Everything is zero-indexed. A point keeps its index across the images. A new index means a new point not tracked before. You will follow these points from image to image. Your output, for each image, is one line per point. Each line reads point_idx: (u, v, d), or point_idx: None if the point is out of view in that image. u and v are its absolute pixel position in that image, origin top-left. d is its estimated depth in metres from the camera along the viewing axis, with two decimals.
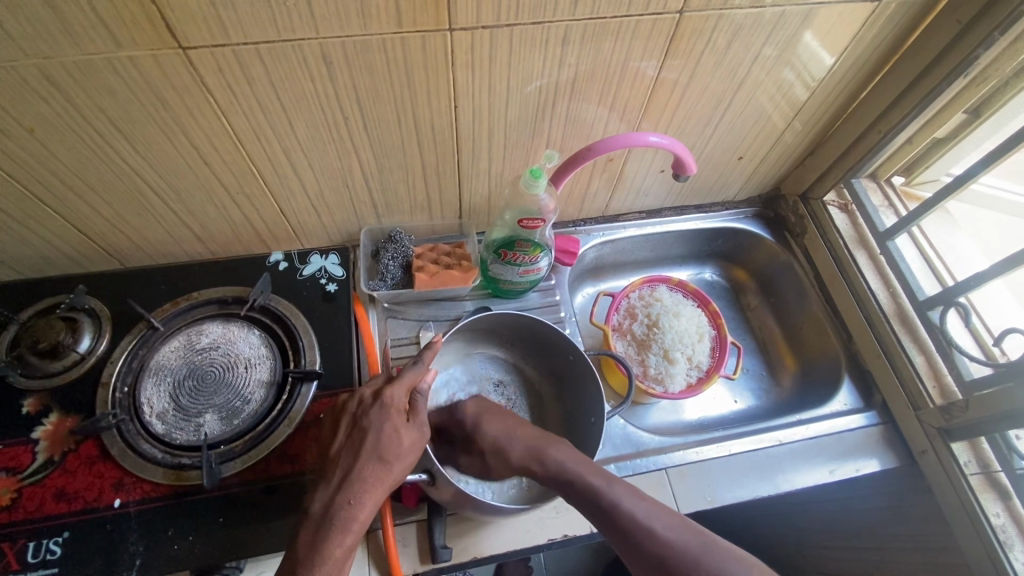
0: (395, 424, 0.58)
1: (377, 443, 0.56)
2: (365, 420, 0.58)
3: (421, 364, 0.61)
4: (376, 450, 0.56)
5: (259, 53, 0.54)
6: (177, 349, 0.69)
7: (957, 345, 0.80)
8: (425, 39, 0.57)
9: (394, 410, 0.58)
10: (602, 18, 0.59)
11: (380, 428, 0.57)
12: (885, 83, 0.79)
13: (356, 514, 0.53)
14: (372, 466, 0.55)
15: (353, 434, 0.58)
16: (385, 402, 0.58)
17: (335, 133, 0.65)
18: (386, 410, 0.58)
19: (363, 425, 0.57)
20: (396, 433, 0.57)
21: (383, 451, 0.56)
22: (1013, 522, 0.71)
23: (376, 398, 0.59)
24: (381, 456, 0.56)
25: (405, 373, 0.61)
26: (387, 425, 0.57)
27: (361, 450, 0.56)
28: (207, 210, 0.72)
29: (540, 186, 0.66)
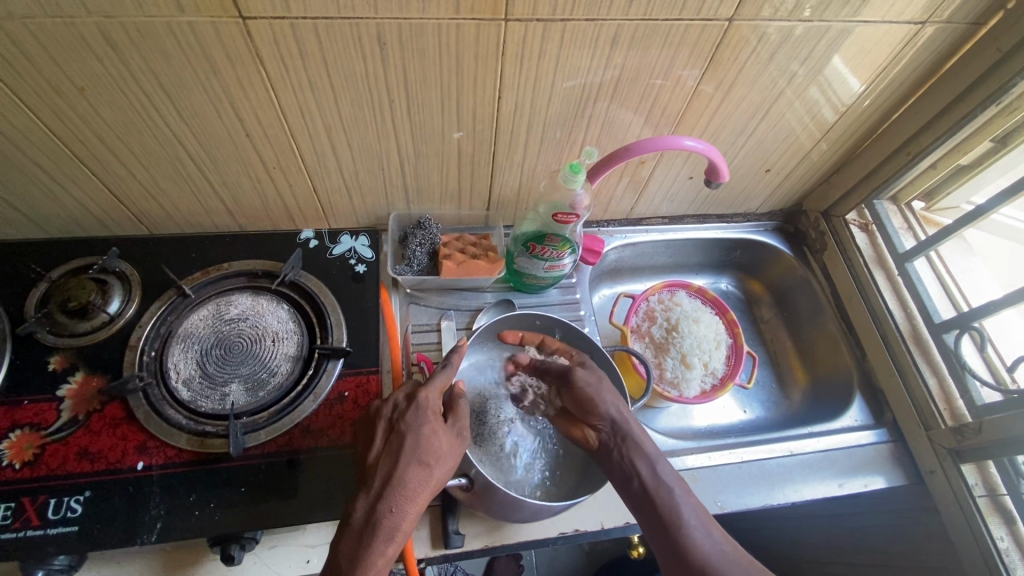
0: (433, 426, 0.57)
1: (417, 446, 0.54)
2: (402, 423, 0.56)
3: (450, 367, 0.62)
4: (416, 453, 0.54)
5: (317, 28, 0.55)
6: (205, 318, 0.69)
7: (970, 369, 0.81)
8: (479, 27, 0.57)
9: (431, 414, 0.57)
10: (654, 20, 0.60)
11: (419, 430, 0.55)
12: (918, 107, 0.80)
13: (399, 523, 0.51)
14: (413, 470, 0.54)
15: (390, 439, 0.55)
16: (421, 404, 0.57)
17: (378, 114, 0.66)
18: (422, 413, 0.57)
19: (402, 430, 0.55)
20: (436, 436, 0.56)
21: (424, 454, 0.54)
22: (1016, 545, 0.72)
23: (411, 401, 0.58)
24: (421, 459, 0.54)
25: (436, 376, 0.60)
26: (426, 427, 0.56)
27: (403, 454, 0.54)
28: (243, 182, 0.72)
29: (578, 181, 0.67)
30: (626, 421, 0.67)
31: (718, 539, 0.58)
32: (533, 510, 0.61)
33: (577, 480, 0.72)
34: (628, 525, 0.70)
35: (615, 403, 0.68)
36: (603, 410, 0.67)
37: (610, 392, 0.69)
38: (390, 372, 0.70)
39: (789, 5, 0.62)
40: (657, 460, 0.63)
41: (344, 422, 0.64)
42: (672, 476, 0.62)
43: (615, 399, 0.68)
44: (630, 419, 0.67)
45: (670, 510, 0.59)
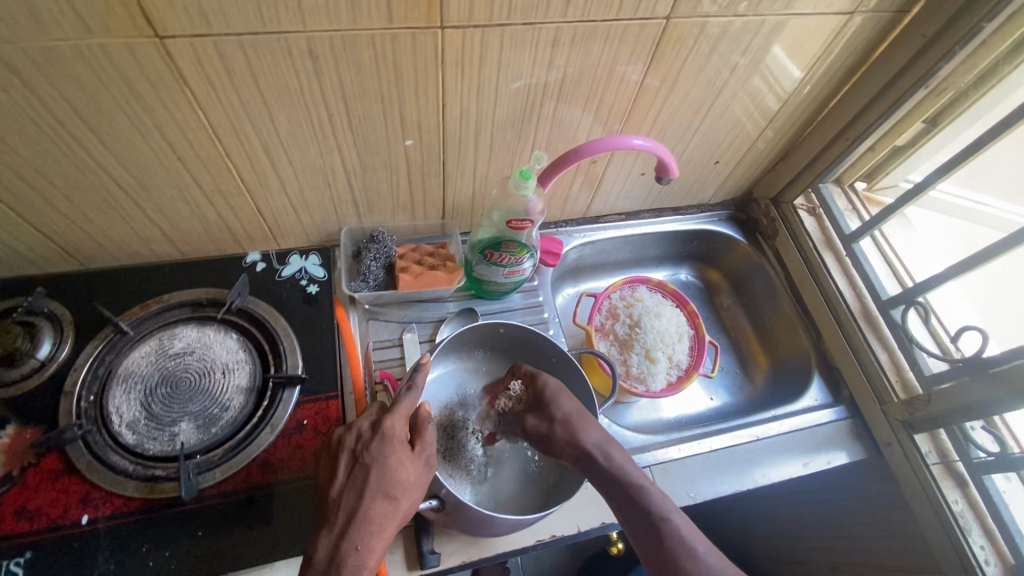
0: (400, 456, 0.54)
1: (383, 479, 0.52)
2: (367, 455, 0.54)
3: (416, 389, 0.58)
4: (383, 486, 0.52)
5: (242, 45, 0.52)
6: (148, 355, 0.65)
7: (917, 342, 0.85)
8: (415, 36, 0.56)
9: (398, 443, 0.55)
10: (592, 21, 0.60)
11: (385, 462, 0.53)
12: (853, 93, 0.83)
13: (365, 560, 0.49)
14: (379, 504, 0.52)
15: (354, 472, 0.53)
16: (387, 434, 0.55)
17: (318, 129, 0.63)
18: (387, 443, 0.54)
19: (366, 462, 0.53)
20: (403, 466, 0.54)
21: (390, 486, 0.52)
22: (969, 506, 0.77)
23: (376, 430, 0.55)
24: (388, 492, 0.52)
25: (401, 401, 0.57)
26: (392, 458, 0.54)
27: (368, 489, 0.52)
28: (178, 207, 0.68)
29: (528, 187, 0.66)
30: (595, 451, 0.63)
31: (699, 561, 0.56)
32: (506, 524, 0.60)
33: (552, 486, 0.71)
34: (606, 524, 0.70)
35: (584, 434, 0.65)
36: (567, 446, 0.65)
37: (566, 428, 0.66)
38: (353, 392, 0.67)
39: (723, 2, 0.63)
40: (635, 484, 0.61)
41: (305, 452, 0.62)
42: (653, 499, 0.59)
43: (570, 435, 0.65)
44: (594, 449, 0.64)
45: (653, 539, 0.57)
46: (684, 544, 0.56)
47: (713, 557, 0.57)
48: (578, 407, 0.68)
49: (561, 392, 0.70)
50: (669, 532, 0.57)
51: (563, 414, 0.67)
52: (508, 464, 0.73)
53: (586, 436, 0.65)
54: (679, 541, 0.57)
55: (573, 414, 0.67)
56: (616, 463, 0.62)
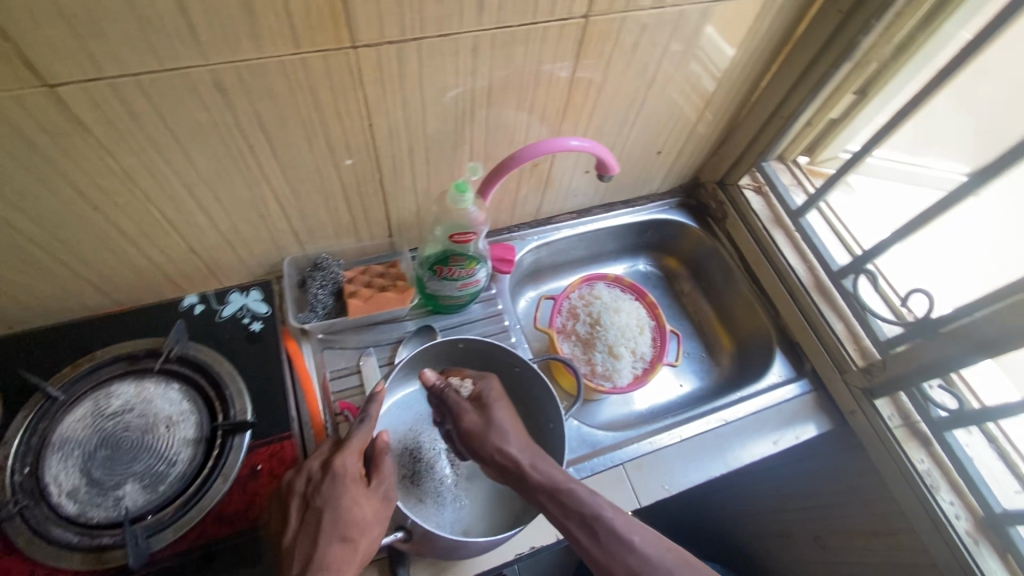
0: (354, 495, 0.53)
1: (337, 521, 0.51)
2: (319, 498, 0.52)
3: (369, 421, 0.56)
4: (338, 529, 0.51)
5: (141, 85, 0.49)
6: (83, 418, 0.62)
7: (870, 309, 0.87)
8: (327, 58, 0.54)
9: (351, 481, 0.53)
10: (509, 26, 0.59)
11: (339, 503, 0.52)
12: (782, 72, 0.84)
13: None
14: (335, 548, 0.50)
15: (307, 517, 0.51)
16: (338, 473, 0.53)
17: (241, 162, 0.61)
18: (340, 483, 0.53)
19: (318, 506, 0.51)
20: (358, 505, 0.52)
21: (345, 528, 0.51)
22: (934, 464, 0.79)
23: (326, 471, 0.53)
24: (344, 534, 0.51)
25: (354, 436, 0.56)
26: (346, 498, 0.52)
27: (323, 534, 0.50)
28: (103, 257, 0.65)
29: (466, 200, 0.65)
30: (521, 459, 0.62)
31: (640, 553, 0.54)
32: (476, 547, 0.59)
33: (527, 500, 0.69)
34: None
35: (512, 442, 0.64)
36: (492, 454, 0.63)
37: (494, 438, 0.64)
38: (309, 423, 0.68)
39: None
40: (561, 488, 0.59)
41: (262, 497, 0.60)
42: (582, 499, 0.57)
43: (499, 443, 0.64)
44: (520, 458, 0.62)
45: (587, 537, 0.55)
46: (619, 538, 0.55)
47: (657, 546, 0.55)
48: (513, 421, 0.66)
49: (501, 401, 0.68)
50: (603, 529, 0.55)
51: (498, 423, 0.65)
52: (480, 483, 0.71)
53: (517, 443, 0.63)
54: (614, 532, 0.55)
55: (506, 423, 0.66)
56: (541, 470, 0.61)
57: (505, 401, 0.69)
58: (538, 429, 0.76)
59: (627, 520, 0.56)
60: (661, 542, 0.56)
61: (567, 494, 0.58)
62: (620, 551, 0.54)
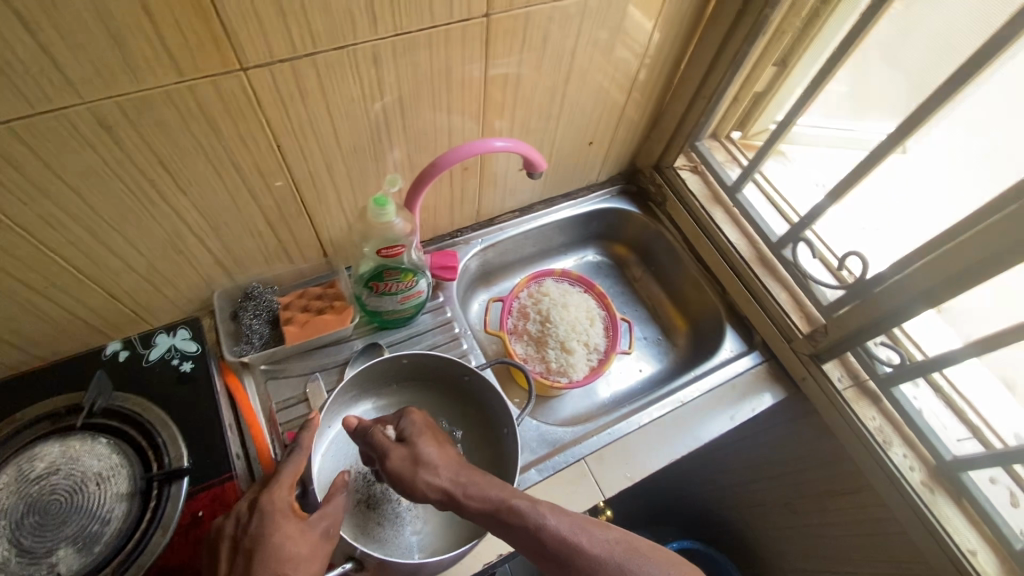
0: (285, 530, 0.53)
1: (267, 560, 0.51)
2: (247, 538, 0.52)
3: (298, 453, 0.58)
4: (268, 567, 0.51)
5: (14, 132, 0.46)
6: (4, 487, 0.58)
7: (810, 276, 0.88)
8: (217, 83, 0.51)
9: (281, 516, 0.54)
10: (408, 33, 0.58)
11: (267, 541, 0.52)
12: (699, 51, 0.84)
13: None
14: None
15: (237, 560, 0.51)
16: (265, 511, 0.54)
17: (144, 200, 0.58)
18: (268, 521, 0.53)
19: (246, 546, 0.52)
20: (289, 540, 0.53)
21: (276, 565, 0.51)
22: (885, 421, 0.81)
23: (253, 510, 0.54)
24: (274, 573, 0.51)
25: (284, 471, 0.57)
26: (276, 535, 0.52)
27: (253, 573, 0.50)
28: (11, 314, 0.61)
29: (389, 213, 0.64)
30: (454, 489, 0.57)
31: (589, 554, 0.51)
32: (437, 563, 0.58)
33: None
34: None
35: (443, 474, 0.58)
36: (426, 490, 0.58)
37: (423, 473, 0.58)
38: (257, 458, 0.66)
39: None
40: (500, 508, 0.55)
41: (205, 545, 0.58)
42: (521, 512, 0.53)
43: (430, 478, 0.58)
44: (453, 488, 0.57)
45: (536, 549, 0.52)
46: (567, 545, 0.51)
47: (606, 541, 0.52)
48: (441, 450, 0.61)
49: (427, 432, 0.63)
50: (548, 540, 0.52)
51: (425, 457, 0.60)
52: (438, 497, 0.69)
53: (448, 473, 0.59)
54: (558, 538, 0.52)
55: (435, 454, 0.60)
56: (477, 494, 0.57)
57: (431, 430, 0.63)
58: (494, 434, 0.75)
59: (571, 520, 0.53)
60: (611, 533, 0.53)
61: (507, 510, 0.54)
62: (568, 558, 0.51)
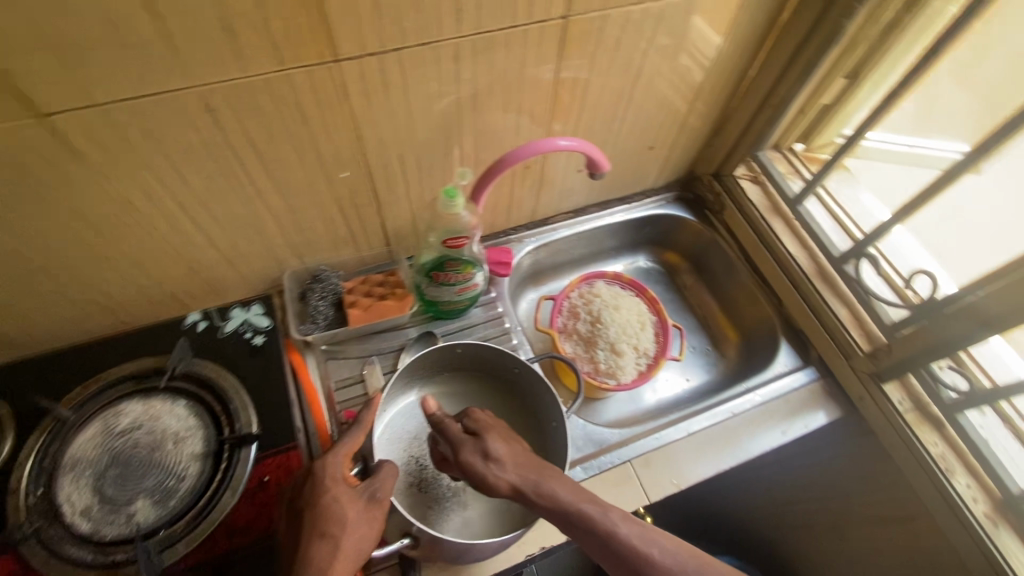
0: (335, 493, 0.56)
1: (317, 518, 0.54)
2: (302, 498, 0.56)
3: (357, 428, 0.61)
4: (317, 525, 0.54)
5: (131, 109, 0.51)
6: (94, 438, 0.63)
7: (874, 294, 0.85)
8: (311, 73, 0.55)
9: (334, 481, 0.57)
10: (489, 32, 0.60)
11: (318, 502, 0.55)
12: (770, 60, 0.84)
13: None
14: (316, 544, 0.53)
15: (294, 518, 0.56)
16: (317, 475, 0.57)
17: (234, 180, 0.62)
18: (320, 483, 0.56)
19: (300, 505, 0.55)
20: (337, 502, 0.55)
21: (324, 524, 0.54)
22: (949, 448, 0.77)
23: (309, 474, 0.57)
24: (322, 531, 0.54)
25: (341, 442, 0.60)
26: (326, 497, 0.55)
27: (304, 529, 0.54)
28: (107, 279, 0.66)
29: (457, 205, 0.66)
30: (525, 488, 0.58)
31: (659, 565, 0.53)
32: (486, 547, 0.59)
33: None
34: None
35: (513, 471, 0.59)
36: (498, 487, 0.58)
37: (492, 469, 0.59)
38: (316, 434, 0.68)
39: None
40: (570, 512, 0.55)
41: (268, 506, 0.61)
42: (594, 521, 0.55)
43: (501, 476, 0.58)
44: (524, 486, 0.58)
45: (607, 556, 0.54)
46: (639, 555, 0.53)
47: (674, 552, 0.54)
48: (509, 446, 0.61)
49: (494, 427, 0.63)
50: (620, 550, 0.53)
51: (494, 455, 0.60)
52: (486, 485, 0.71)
53: (518, 471, 0.59)
54: (630, 550, 0.53)
55: (505, 450, 0.61)
56: (548, 494, 0.57)
57: (498, 427, 0.63)
58: (542, 428, 0.76)
59: (642, 530, 0.55)
60: (676, 542, 0.56)
61: (580, 516, 0.55)
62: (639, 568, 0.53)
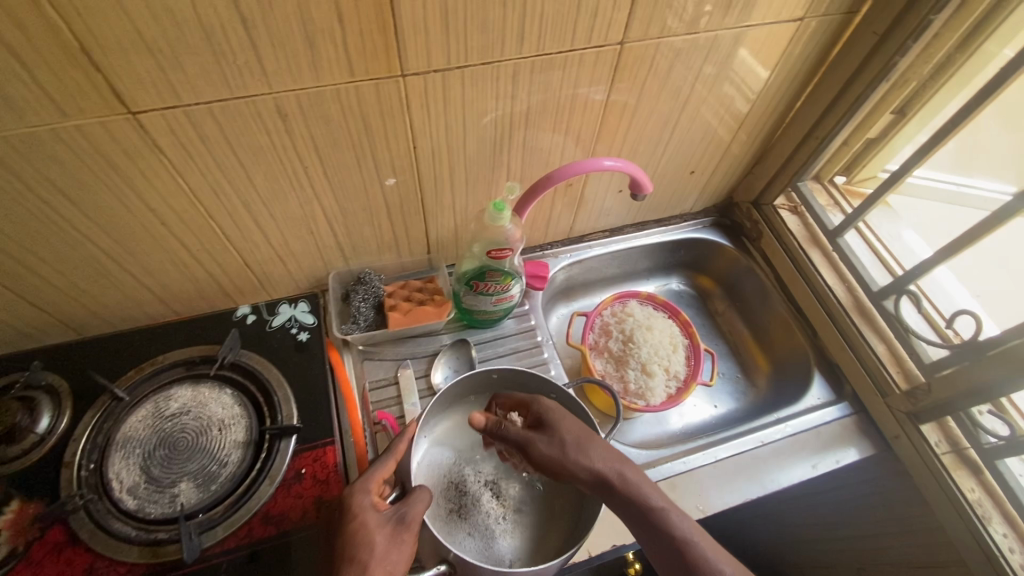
0: (363, 518, 0.55)
1: (346, 544, 0.53)
2: (335, 526, 0.56)
3: (387, 455, 0.61)
4: (346, 551, 0.53)
5: (212, 112, 0.54)
6: (144, 419, 0.66)
7: (913, 332, 0.84)
8: (378, 86, 0.58)
9: (361, 507, 0.56)
10: (548, 54, 0.62)
11: (347, 527, 0.55)
12: (817, 93, 0.84)
13: None
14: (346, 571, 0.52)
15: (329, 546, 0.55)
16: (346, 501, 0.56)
17: (295, 183, 0.65)
18: (350, 510, 0.56)
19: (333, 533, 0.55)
20: (364, 526, 0.54)
21: (353, 550, 0.53)
22: (987, 495, 0.75)
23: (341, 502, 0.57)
24: (351, 556, 0.53)
25: (373, 470, 0.60)
26: (355, 522, 0.55)
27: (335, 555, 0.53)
28: (168, 269, 0.70)
29: (504, 218, 0.68)
30: (607, 475, 0.61)
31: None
32: None
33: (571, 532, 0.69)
34: (619, 547, 0.72)
35: (593, 458, 0.62)
36: (579, 473, 0.62)
37: (573, 456, 0.62)
38: (348, 430, 0.70)
39: (693, 13, 0.65)
40: (654, 508, 0.59)
41: (303, 498, 0.63)
42: (674, 523, 0.59)
43: (582, 463, 0.62)
44: (606, 474, 0.61)
45: (676, 561, 0.57)
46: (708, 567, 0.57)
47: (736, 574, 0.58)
48: (583, 430, 0.64)
49: (564, 413, 0.66)
50: (697, 556, 0.57)
51: (572, 444, 0.63)
52: (523, 514, 0.72)
53: (598, 457, 0.62)
54: (703, 559, 0.57)
55: (579, 435, 0.63)
56: (634, 485, 0.60)
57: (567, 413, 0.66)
58: None
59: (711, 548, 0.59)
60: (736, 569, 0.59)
61: (660, 515, 0.59)
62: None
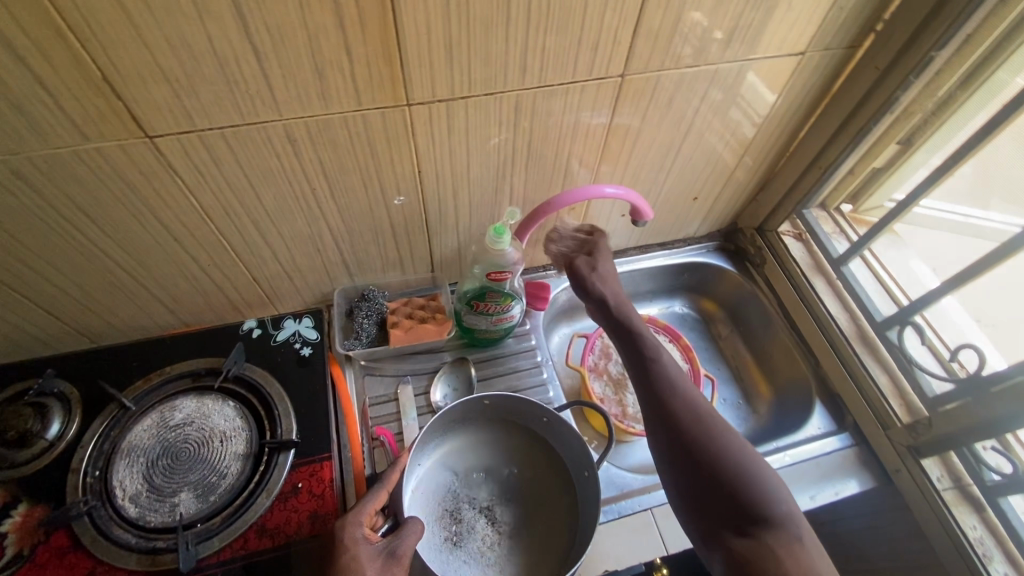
0: (355, 552, 0.56)
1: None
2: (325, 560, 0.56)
3: (379, 486, 0.62)
4: None
5: (225, 137, 0.57)
6: (149, 428, 0.69)
7: (917, 364, 0.83)
8: (384, 114, 0.60)
9: (353, 539, 0.57)
10: (550, 84, 0.64)
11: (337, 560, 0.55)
12: (820, 123, 0.85)
13: None
14: None
15: None
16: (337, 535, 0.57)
17: (303, 203, 0.67)
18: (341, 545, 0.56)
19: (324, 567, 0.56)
20: (355, 560, 0.55)
21: None
22: (990, 533, 0.74)
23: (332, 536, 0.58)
24: None
25: (365, 503, 0.61)
26: (346, 555, 0.55)
27: None
28: (179, 282, 0.72)
29: (504, 242, 0.70)
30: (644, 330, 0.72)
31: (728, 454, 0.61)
32: None
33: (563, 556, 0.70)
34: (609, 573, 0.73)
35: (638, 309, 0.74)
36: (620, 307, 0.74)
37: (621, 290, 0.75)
38: (347, 445, 0.72)
39: (694, 44, 0.66)
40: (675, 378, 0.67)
41: (298, 513, 0.64)
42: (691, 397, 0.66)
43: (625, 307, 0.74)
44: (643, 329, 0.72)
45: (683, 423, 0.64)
46: (711, 435, 0.62)
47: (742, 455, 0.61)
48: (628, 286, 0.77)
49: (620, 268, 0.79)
50: (704, 430, 0.63)
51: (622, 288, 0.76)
52: (518, 540, 0.72)
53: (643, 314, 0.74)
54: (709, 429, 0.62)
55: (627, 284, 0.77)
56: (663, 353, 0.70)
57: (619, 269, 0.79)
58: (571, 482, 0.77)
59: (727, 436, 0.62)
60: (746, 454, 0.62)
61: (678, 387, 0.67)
62: (711, 446, 0.61)
